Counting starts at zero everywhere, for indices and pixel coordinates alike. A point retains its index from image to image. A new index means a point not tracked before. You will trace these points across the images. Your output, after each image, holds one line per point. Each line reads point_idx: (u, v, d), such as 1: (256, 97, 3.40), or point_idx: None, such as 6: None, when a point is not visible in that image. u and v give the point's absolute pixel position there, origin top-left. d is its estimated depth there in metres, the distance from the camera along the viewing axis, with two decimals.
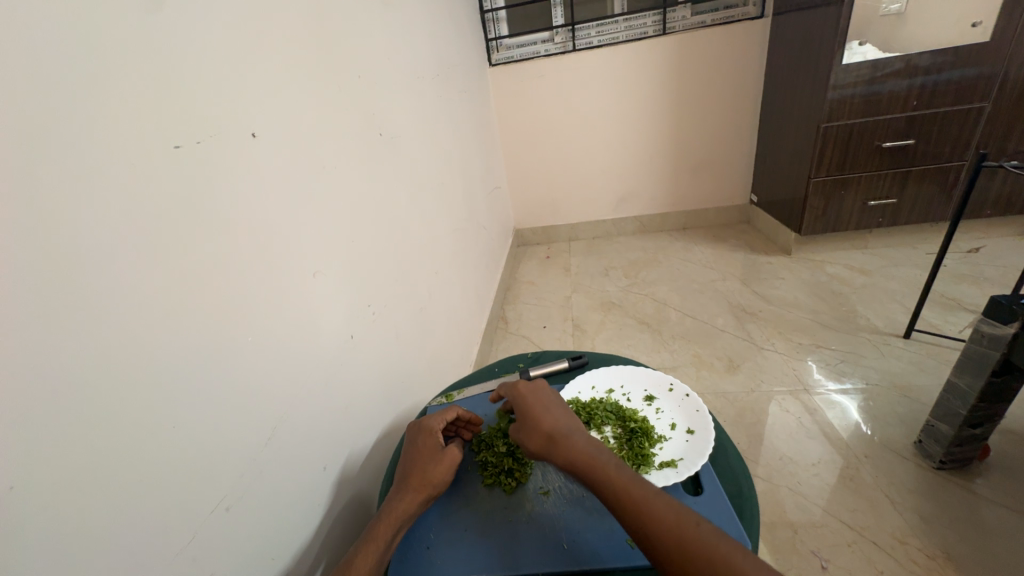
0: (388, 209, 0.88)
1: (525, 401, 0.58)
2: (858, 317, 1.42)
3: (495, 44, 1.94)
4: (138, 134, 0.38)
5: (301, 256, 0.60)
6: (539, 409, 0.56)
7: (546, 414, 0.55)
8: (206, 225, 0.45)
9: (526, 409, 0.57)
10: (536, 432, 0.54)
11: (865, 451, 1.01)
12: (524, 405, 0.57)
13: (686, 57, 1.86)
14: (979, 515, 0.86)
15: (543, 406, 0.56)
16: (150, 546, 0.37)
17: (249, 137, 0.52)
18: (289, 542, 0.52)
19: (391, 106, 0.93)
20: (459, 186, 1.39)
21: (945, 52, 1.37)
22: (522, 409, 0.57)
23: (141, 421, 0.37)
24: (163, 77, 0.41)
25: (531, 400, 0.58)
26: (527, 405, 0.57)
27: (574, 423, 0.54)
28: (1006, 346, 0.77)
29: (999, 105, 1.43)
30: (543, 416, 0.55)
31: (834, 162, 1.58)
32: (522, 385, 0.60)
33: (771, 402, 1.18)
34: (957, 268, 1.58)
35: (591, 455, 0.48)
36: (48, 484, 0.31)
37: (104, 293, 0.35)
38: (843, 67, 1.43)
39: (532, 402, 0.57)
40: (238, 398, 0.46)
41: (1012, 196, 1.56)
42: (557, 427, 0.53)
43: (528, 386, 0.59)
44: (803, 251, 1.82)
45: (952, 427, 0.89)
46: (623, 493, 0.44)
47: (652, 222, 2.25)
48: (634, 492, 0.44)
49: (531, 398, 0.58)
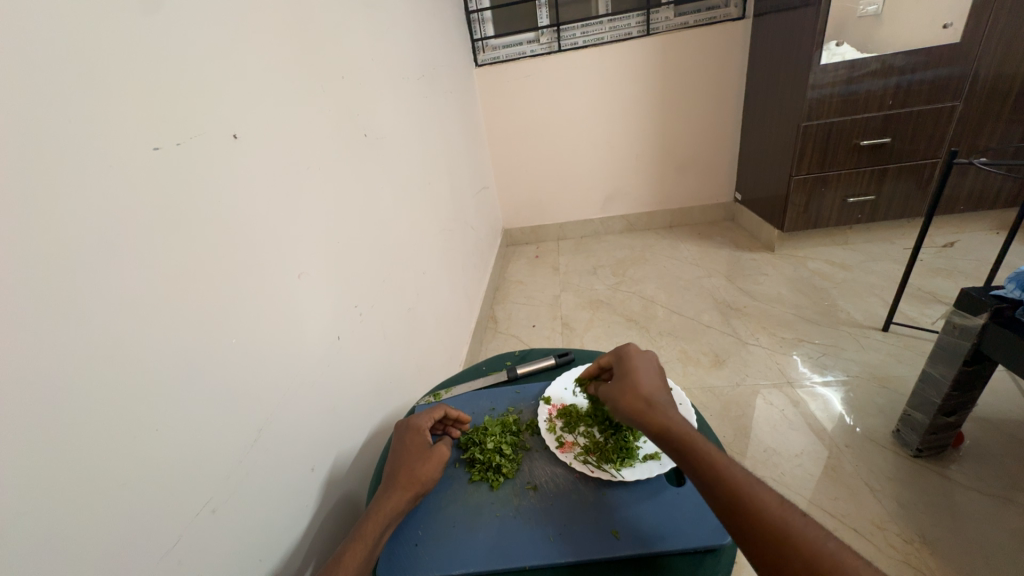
0: (375, 210, 0.88)
1: (628, 362, 0.59)
2: (839, 311, 1.46)
3: (481, 45, 1.94)
4: (116, 136, 0.38)
5: (285, 258, 0.59)
6: (639, 370, 0.57)
7: (646, 378, 0.56)
8: (189, 228, 0.44)
9: (627, 368, 0.58)
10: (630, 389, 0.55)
11: (845, 441, 1.04)
12: (625, 365, 0.59)
13: (670, 58, 1.88)
14: (954, 499, 0.89)
15: (646, 371, 0.57)
16: (135, 550, 0.36)
17: (230, 138, 0.51)
18: (276, 544, 0.52)
19: (376, 107, 0.93)
20: (447, 187, 1.39)
21: (919, 52, 1.42)
22: (622, 369, 0.59)
23: (124, 425, 0.36)
24: (142, 79, 0.41)
25: (636, 362, 0.59)
26: (629, 366, 0.58)
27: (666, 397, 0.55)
28: (976, 336, 0.80)
29: (970, 104, 1.48)
30: (640, 377, 0.56)
31: (815, 160, 1.61)
32: (634, 348, 0.61)
33: (756, 395, 1.20)
34: (933, 262, 1.62)
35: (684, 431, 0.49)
36: (30, 490, 0.30)
37: (83, 296, 0.34)
38: (822, 67, 1.46)
39: (637, 365, 0.58)
40: (224, 400, 0.46)
41: (984, 192, 1.61)
42: (654, 393, 0.54)
43: (638, 350, 0.60)
44: (786, 247, 1.86)
45: (927, 416, 0.92)
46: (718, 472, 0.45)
47: (638, 220, 2.28)
48: (731, 473, 0.45)
49: (634, 363, 0.58)
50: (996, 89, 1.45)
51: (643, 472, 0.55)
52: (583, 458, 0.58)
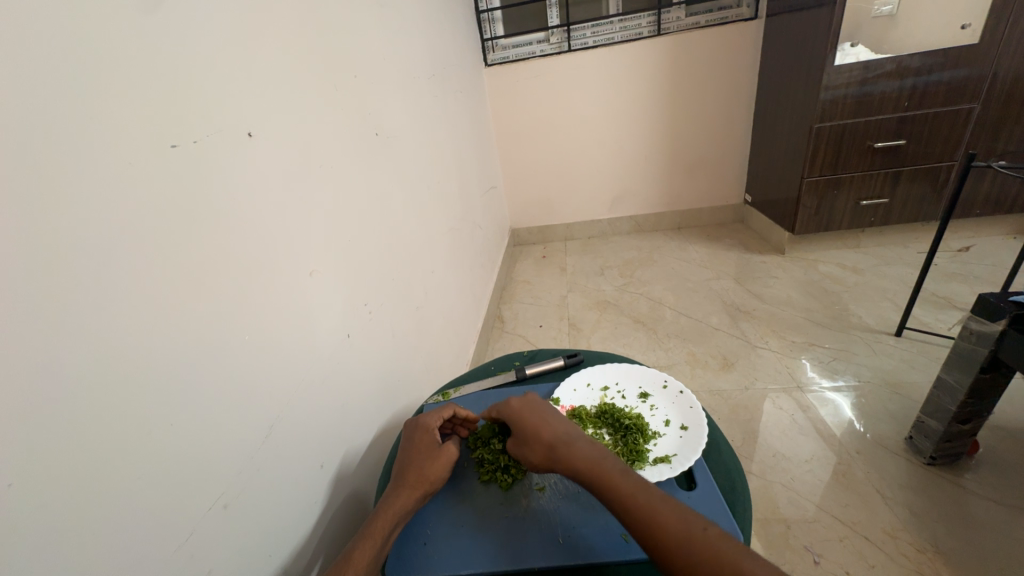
0: (385, 208, 0.88)
1: (520, 416, 0.56)
2: (851, 316, 1.44)
3: (491, 44, 1.94)
4: (133, 134, 0.38)
5: (296, 256, 0.60)
6: (536, 421, 0.55)
7: (544, 425, 0.54)
8: (203, 226, 0.45)
9: (521, 423, 0.55)
10: (535, 445, 0.53)
11: (856, 447, 1.03)
12: (517, 418, 0.56)
13: (681, 58, 1.87)
14: (968, 509, 0.87)
15: (540, 417, 0.55)
16: (148, 543, 0.37)
17: (245, 137, 0.52)
18: (285, 541, 0.52)
19: (387, 105, 0.94)
20: (455, 186, 1.39)
21: (935, 53, 1.39)
22: (518, 423, 0.55)
23: (139, 419, 0.37)
24: (159, 77, 0.41)
25: (526, 412, 0.56)
26: (522, 418, 0.55)
27: (576, 431, 0.53)
28: (994, 343, 0.79)
29: (988, 106, 1.45)
30: (540, 428, 0.54)
31: (827, 162, 1.59)
32: (514, 398, 0.58)
33: (765, 399, 1.19)
34: (947, 266, 1.60)
35: (594, 468, 0.48)
36: (47, 482, 0.31)
37: (99, 291, 0.35)
38: (836, 67, 1.44)
39: (527, 415, 0.55)
40: (237, 396, 0.47)
41: (1002, 196, 1.58)
42: (558, 437, 0.52)
43: (519, 400, 0.57)
44: (797, 250, 1.84)
45: (942, 423, 0.91)
46: (630, 501, 0.44)
47: (647, 221, 2.26)
48: (641, 500, 0.44)
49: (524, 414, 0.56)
50: (1015, 91, 1.42)
51: (654, 475, 0.55)
52: None
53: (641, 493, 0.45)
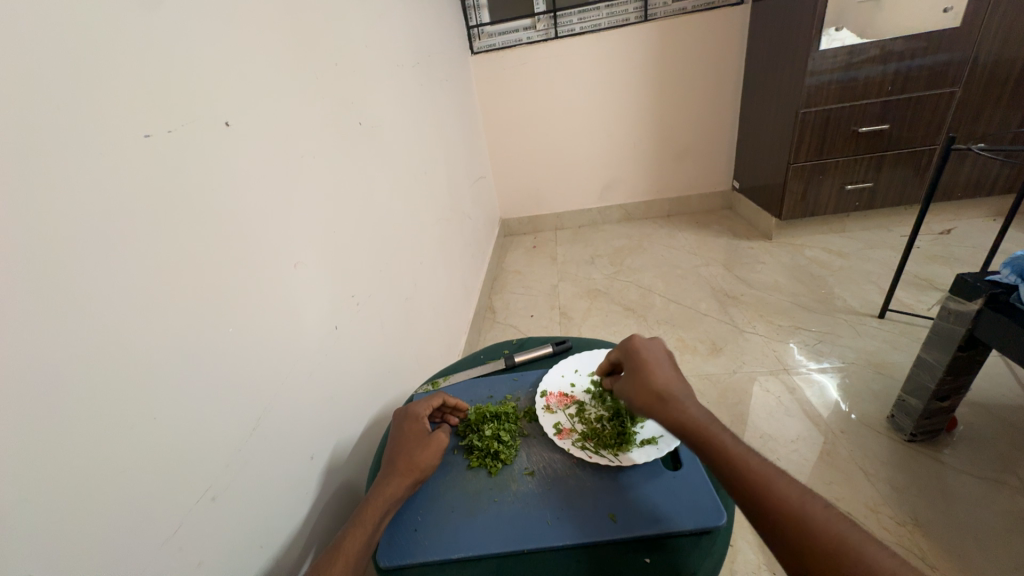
0: (371, 200, 0.87)
1: (637, 356, 0.58)
2: (836, 299, 1.46)
3: (476, 32, 1.91)
4: (107, 122, 0.37)
5: (280, 246, 0.59)
6: (649, 364, 0.56)
7: (656, 372, 0.55)
8: (184, 218, 0.44)
9: (635, 363, 0.57)
10: (644, 387, 0.54)
11: (840, 427, 1.05)
12: (635, 360, 0.58)
13: (668, 44, 1.86)
14: (946, 482, 0.90)
15: (655, 362, 0.57)
16: (137, 537, 0.37)
17: (223, 126, 0.50)
18: (276, 531, 0.53)
19: (370, 95, 0.92)
20: (442, 176, 1.38)
21: (918, 37, 1.40)
22: (632, 365, 0.57)
23: (122, 415, 0.36)
24: (132, 64, 0.40)
25: (643, 353, 0.58)
26: (638, 359, 0.58)
27: (683, 388, 0.54)
28: (971, 322, 0.81)
29: (969, 89, 1.47)
30: (652, 372, 0.55)
31: (813, 147, 1.61)
32: (637, 342, 0.59)
33: (753, 382, 1.21)
34: (930, 249, 1.63)
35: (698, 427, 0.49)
36: (29, 480, 0.30)
37: (77, 285, 0.34)
38: (821, 52, 1.44)
39: (645, 359, 0.57)
40: (221, 391, 0.46)
41: (982, 179, 1.61)
42: (669, 388, 0.53)
43: (642, 341, 0.59)
44: (784, 236, 1.86)
45: (922, 401, 0.93)
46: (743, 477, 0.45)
47: (636, 209, 2.27)
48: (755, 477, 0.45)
49: (642, 357, 0.57)
50: (995, 76, 1.44)
51: (641, 457, 0.56)
52: (582, 444, 0.59)
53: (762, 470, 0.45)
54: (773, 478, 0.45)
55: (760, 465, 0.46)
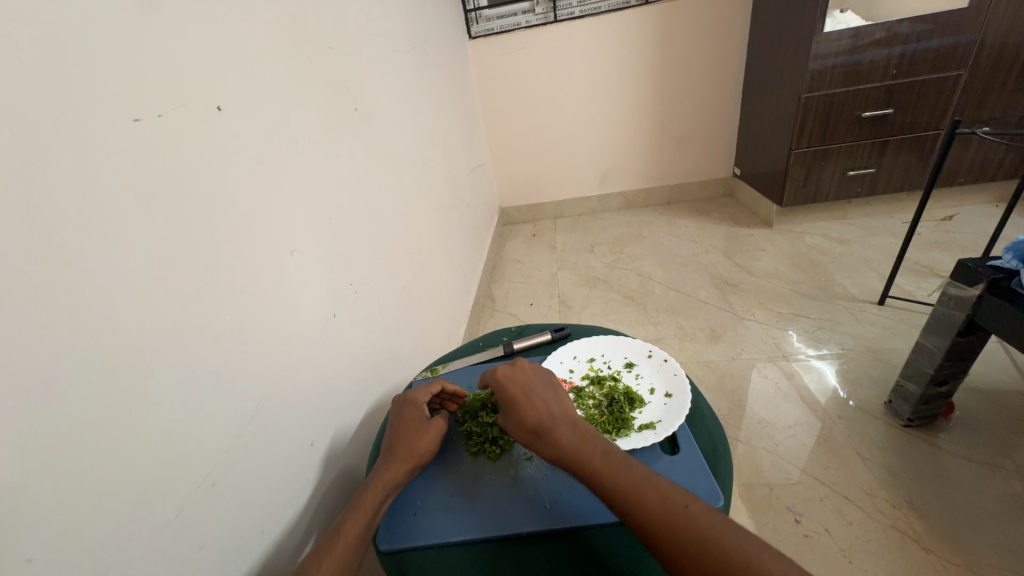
0: (368, 187, 0.86)
1: (505, 392, 0.55)
2: (836, 286, 1.46)
3: (474, 16, 1.87)
4: (96, 107, 0.36)
5: (276, 234, 0.58)
6: (519, 398, 0.54)
7: (527, 405, 0.53)
8: (179, 205, 0.43)
9: (506, 400, 0.54)
10: (519, 424, 0.52)
11: (838, 412, 1.06)
12: (503, 394, 0.55)
13: (670, 28, 1.82)
14: (941, 466, 0.91)
15: (527, 392, 0.54)
16: (136, 524, 0.37)
17: (215, 110, 0.49)
18: (277, 515, 0.53)
19: (366, 80, 0.90)
20: (440, 163, 1.36)
21: (924, 19, 1.38)
22: (503, 402, 0.55)
23: (119, 403, 0.36)
24: (120, 45, 0.39)
25: (513, 385, 0.55)
26: (507, 393, 0.55)
27: (560, 412, 0.53)
28: (971, 307, 0.80)
29: (975, 73, 1.44)
30: (526, 406, 0.53)
31: (815, 132, 1.59)
32: (503, 375, 0.56)
33: (752, 369, 1.21)
34: (931, 235, 1.62)
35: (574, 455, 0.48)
36: (28, 467, 0.30)
37: (72, 273, 0.34)
38: (826, 35, 1.42)
39: (512, 392, 0.54)
40: (218, 379, 0.46)
41: (986, 164, 1.59)
42: (540, 421, 0.51)
43: (507, 372, 0.56)
44: (785, 223, 1.85)
45: (920, 386, 0.93)
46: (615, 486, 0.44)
47: (636, 197, 2.25)
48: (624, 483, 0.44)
49: (510, 390, 0.55)
50: (1001, 59, 1.42)
51: (639, 441, 0.56)
52: None
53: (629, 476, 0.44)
54: (636, 482, 0.44)
55: (624, 472, 0.45)
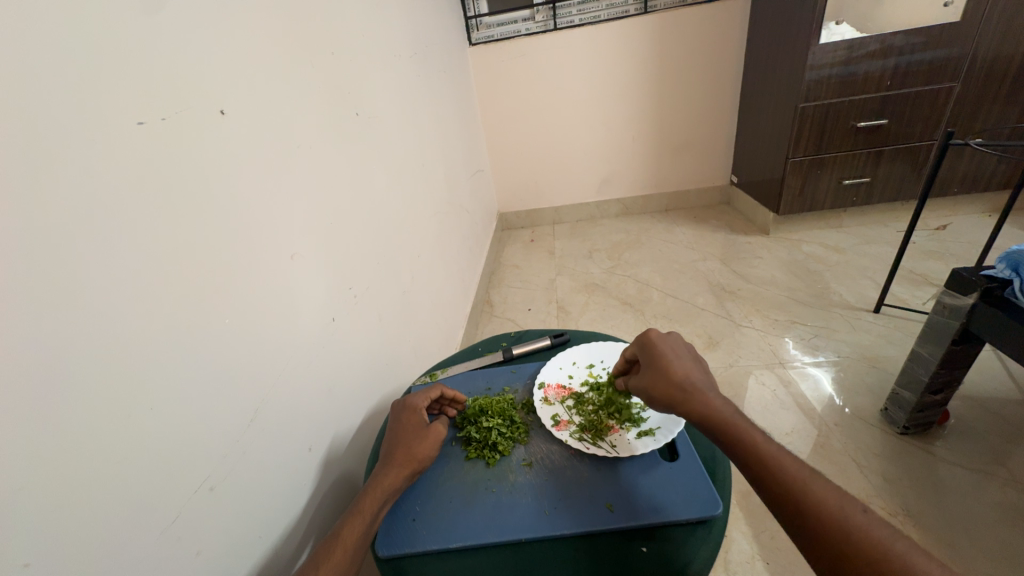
0: (368, 191, 0.87)
1: (655, 351, 0.56)
2: (832, 294, 1.47)
3: (474, 23, 1.89)
4: (101, 110, 0.37)
5: (277, 238, 0.58)
6: (668, 355, 0.55)
7: (675, 364, 0.54)
8: (181, 207, 0.44)
9: (654, 357, 0.55)
10: (667, 381, 0.53)
11: (835, 420, 1.06)
12: (652, 355, 0.56)
13: (668, 36, 1.84)
14: (938, 474, 0.92)
15: (676, 356, 0.55)
16: (131, 529, 0.36)
17: (218, 114, 0.50)
18: (274, 522, 0.53)
19: (368, 86, 0.91)
20: (439, 168, 1.36)
21: (918, 32, 1.40)
22: (648, 360, 0.56)
23: (118, 406, 0.36)
24: (127, 51, 0.39)
25: (665, 347, 0.56)
26: (656, 354, 0.55)
27: (705, 379, 0.53)
28: (965, 316, 0.81)
29: (968, 84, 1.47)
30: (675, 363, 0.54)
31: (811, 142, 1.60)
32: (656, 334, 0.58)
33: (749, 376, 1.22)
34: (925, 244, 1.63)
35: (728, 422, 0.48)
36: (25, 468, 0.30)
37: (71, 274, 0.34)
38: (822, 46, 1.44)
39: (663, 352, 0.55)
40: (216, 382, 0.46)
41: (979, 174, 1.61)
42: (690, 383, 0.52)
43: (661, 333, 0.57)
44: (781, 231, 1.86)
45: (915, 395, 0.94)
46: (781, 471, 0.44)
47: (634, 204, 2.26)
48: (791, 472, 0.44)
49: (661, 350, 0.55)
50: (994, 71, 1.44)
51: (638, 448, 0.56)
52: (579, 435, 0.59)
53: (795, 468, 0.44)
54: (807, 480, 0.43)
55: (792, 466, 0.44)
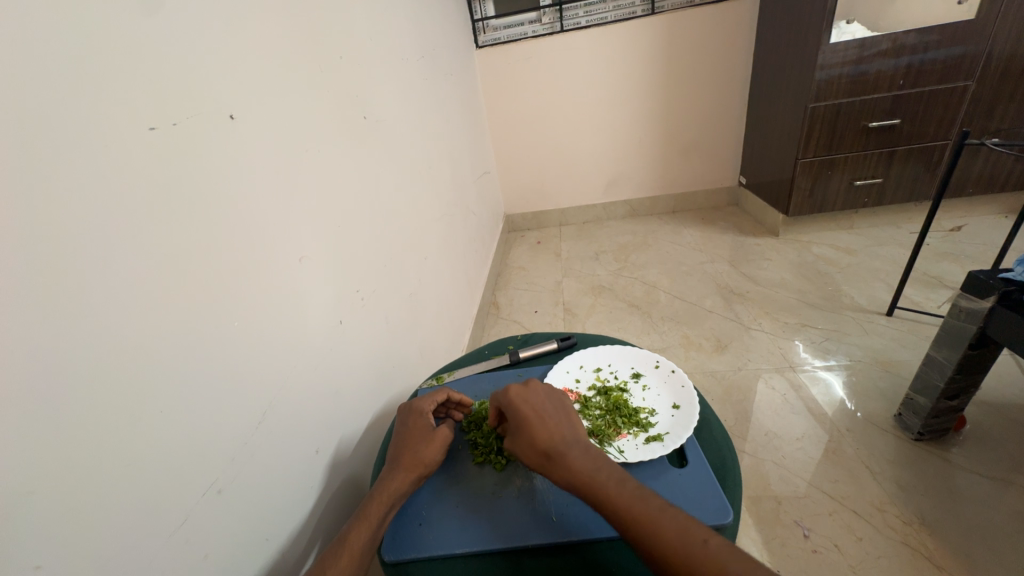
0: (375, 194, 0.87)
1: (517, 414, 0.52)
2: (843, 296, 1.45)
3: (481, 25, 1.89)
4: (114, 116, 0.37)
5: (285, 242, 0.59)
6: (530, 418, 0.52)
7: (540, 421, 0.52)
8: (190, 211, 0.44)
9: (517, 420, 0.52)
10: (533, 450, 0.50)
11: (847, 425, 1.04)
12: (516, 417, 0.53)
13: (675, 37, 1.83)
14: (954, 482, 0.90)
15: (537, 414, 0.52)
16: (140, 530, 0.37)
17: (227, 119, 0.50)
18: (281, 524, 0.53)
19: (375, 90, 0.92)
20: (446, 171, 1.37)
21: (931, 31, 1.38)
22: (514, 422, 0.53)
23: (129, 407, 0.36)
24: (141, 58, 0.40)
25: (524, 407, 0.53)
26: (520, 416, 0.52)
27: (571, 433, 0.51)
28: (982, 319, 0.79)
29: (983, 83, 1.44)
30: (536, 426, 0.51)
31: (821, 142, 1.58)
32: (515, 391, 0.54)
33: (758, 380, 1.20)
34: (940, 246, 1.61)
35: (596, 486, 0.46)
36: (38, 469, 0.30)
37: (84, 278, 0.34)
38: (832, 46, 1.42)
39: (525, 414, 0.52)
40: (226, 384, 0.46)
41: (994, 175, 1.58)
42: (556, 447, 0.49)
43: (521, 390, 0.54)
44: (791, 232, 1.84)
45: (930, 400, 0.92)
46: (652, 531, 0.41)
47: (641, 206, 2.25)
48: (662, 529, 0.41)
49: (523, 412, 0.53)
50: (1009, 70, 1.42)
51: (647, 453, 0.56)
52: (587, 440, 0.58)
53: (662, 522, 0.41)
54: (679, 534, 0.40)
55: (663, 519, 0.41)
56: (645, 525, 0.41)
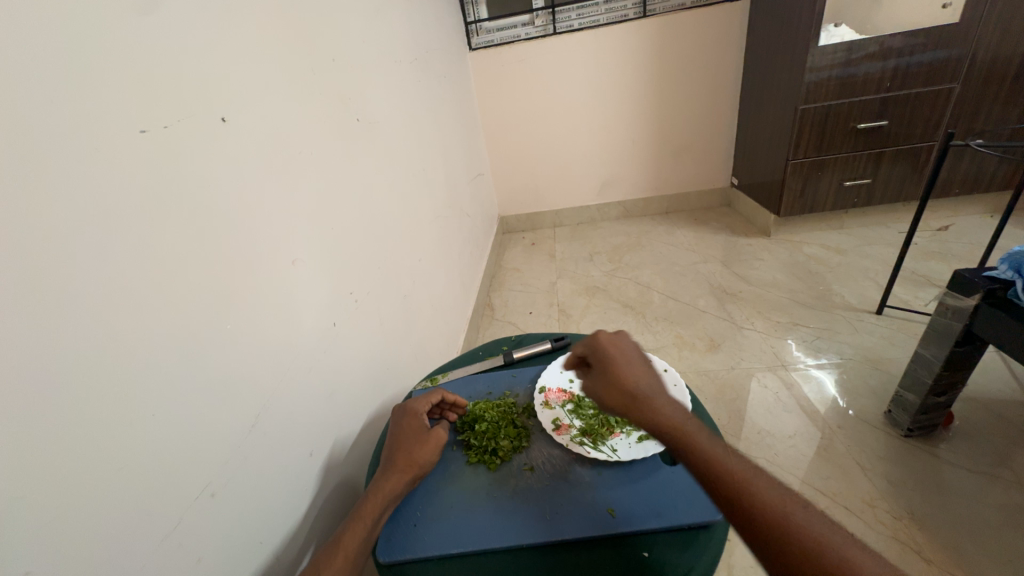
0: (368, 196, 0.87)
1: (605, 357, 0.58)
2: (833, 295, 1.47)
3: (474, 28, 1.90)
4: (104, 119, 0.37)
5: (278, 244, 0.59)
6: (619, 361, 0.57)
7: (628, 367, 0.56)
8: (182, 214, 0.44)
9: (604, 363, 0.57)
10: (617, 388, 0.54)
11: (838, 422, 1.06)
12: (603, 361, 0.57)
13: (667, 40, 1.85)
14: (942, 476, 0.91)
15: (624, 361, 0.57)
16: (132, 536, 0.36)
17: (219, 122, 0.50)
18: (275, 527, 0.53)
19: (368, 92, 0.92)
20: (440, 173, 1.37)
21: (917, 34, 1.40)
22: (600, 363, 0.58)
23: (120, 411, 0.36)
24: (131, 60, 0.40)
25: (612, 353, 0.58)
26: (607, 360, 0.57)
27: (654, 382, 0.55)
28: (968, 317, 0.81)
29: (968, 85, 1.47)
30: (621, 369, 0.56)
31: (811, 143, 1.60)
32: (605, 340, 0.60)
33: (751, 378, 1.21)
34: (928, 245, 1.63)
35: (673, 425, 0.49)
36: (29, 474, 0.30)
37: (73, 281, 0.34)
38: (821, 48, 1.44)
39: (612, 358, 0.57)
40: (219, 387, 0.46)
41: (980, 175, 1.61)
42: (638, 389, 0.53)
43: (612, 338, 0.60)
44: (782, 233, 1.86)
45: (919, 397, 0.93)
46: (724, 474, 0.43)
47: (634, 207, 2.27)
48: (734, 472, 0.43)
49: (609, 357, 0.57)
50: (993, 72, 1.44)
51: (640, 451, 0.56)
52: (580, 439, 0.59)
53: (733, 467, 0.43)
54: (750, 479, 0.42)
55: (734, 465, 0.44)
56: (721, 468, 0.43)
